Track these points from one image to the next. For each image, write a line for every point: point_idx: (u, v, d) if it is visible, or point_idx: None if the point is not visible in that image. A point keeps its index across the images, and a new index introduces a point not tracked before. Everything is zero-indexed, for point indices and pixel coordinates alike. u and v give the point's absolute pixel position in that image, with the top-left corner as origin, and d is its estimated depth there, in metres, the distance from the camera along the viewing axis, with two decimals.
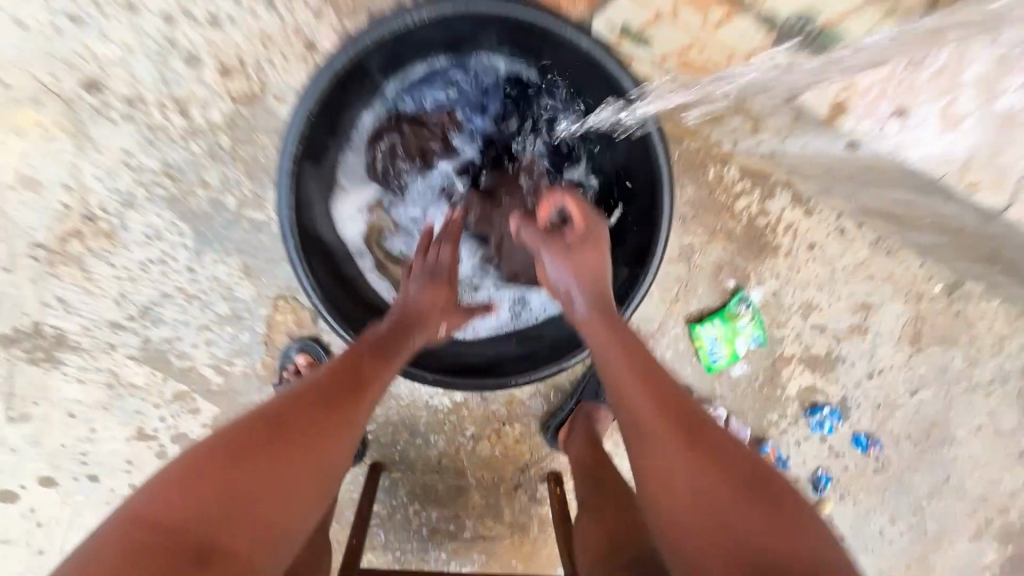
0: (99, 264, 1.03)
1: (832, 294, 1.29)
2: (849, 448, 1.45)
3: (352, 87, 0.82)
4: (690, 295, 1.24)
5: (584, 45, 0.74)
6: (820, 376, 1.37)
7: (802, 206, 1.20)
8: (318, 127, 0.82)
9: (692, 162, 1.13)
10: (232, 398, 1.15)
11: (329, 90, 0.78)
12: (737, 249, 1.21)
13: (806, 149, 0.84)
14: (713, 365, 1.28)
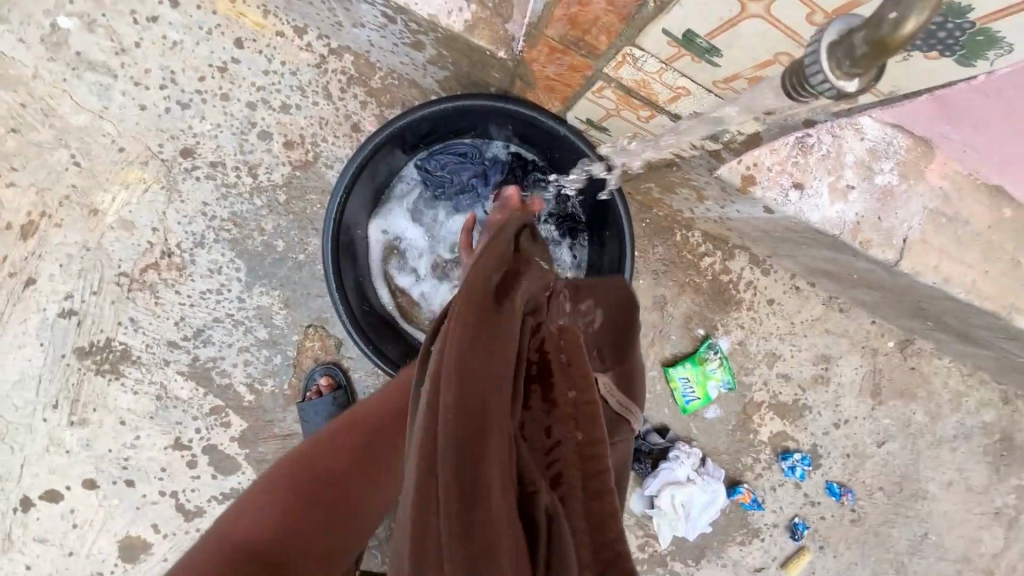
0: (168, 291, 1.25)
1: (794, 346, 1.45)
2: (824, 496, 1.54)
3: (385, 154, 1.06)
4: (663, 340, 1.41)
5: (564, 130, 0.98)
6: (790, 423, 1.49)
7: (759, 267, 1.40)
8: (361, 182, 1.04)
9: (662, 226, 1.35)
10: (260, 413, 1.33)
11: (371, 154, 1.01)
12: (705, 302, 1.40)
13: (741, 214, 1.05)
14: (688, 406, 1.43)
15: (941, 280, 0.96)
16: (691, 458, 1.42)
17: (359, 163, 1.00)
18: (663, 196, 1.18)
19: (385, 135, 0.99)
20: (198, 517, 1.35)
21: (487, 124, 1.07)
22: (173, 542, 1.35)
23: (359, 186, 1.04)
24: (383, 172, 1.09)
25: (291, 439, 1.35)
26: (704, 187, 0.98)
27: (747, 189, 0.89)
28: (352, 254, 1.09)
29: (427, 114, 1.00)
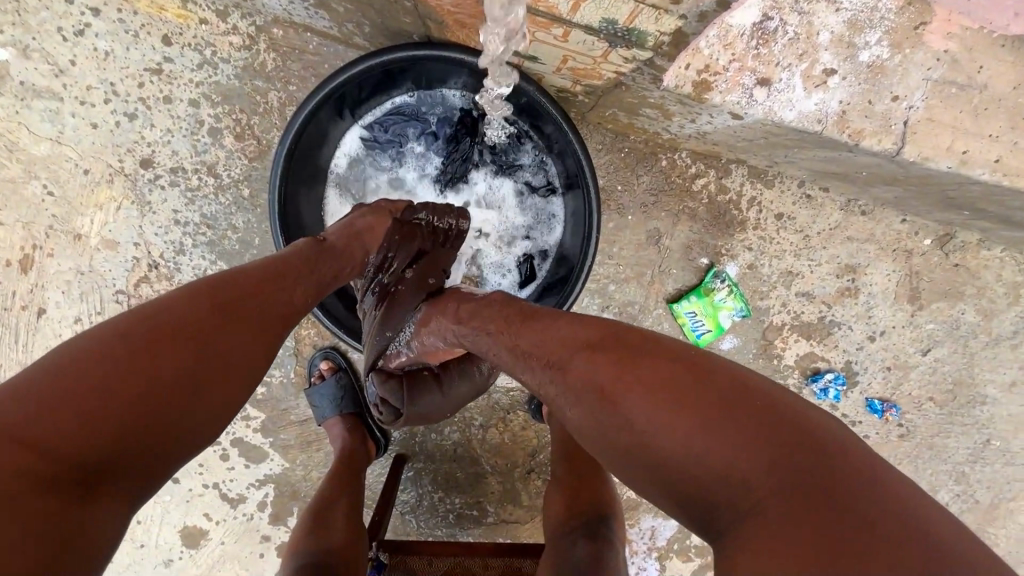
0: None
1: (812, 260, 1.32)
2: (865, 414, 1.43)
3: (320, 126, 1.00)
4: (663, 276, 1.32)
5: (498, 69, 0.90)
6: (817, 343, 1.38)
7: (761, 180, 1.26)
8: (299, 164, 0.99)
9: (643, 154, 1.23)
10: (275, 403, 1.38)
11: (301, 132, 0.96)
12: (704, 228, 1.28)
13: (715, 127, 0.93)
14: (700, 341, 1.34)
15: (959, 162, 0.81)
16: None
17: (291, 144, 0.95)
18: (630, 120, 1.07)
19: (309, 110, 0.93)
20: (242, 503, 1.45)
21: (420, 76, 1.01)
22: (225, 528, 1.46)
23: (296, 165, 0.99)
24: (323, 145, 1.04)
25: (309, 423, 1.39)
26: (663, 103, 0.87)
27: (702, 97, 0.77)
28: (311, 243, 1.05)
29: (350, 79, 0.93)
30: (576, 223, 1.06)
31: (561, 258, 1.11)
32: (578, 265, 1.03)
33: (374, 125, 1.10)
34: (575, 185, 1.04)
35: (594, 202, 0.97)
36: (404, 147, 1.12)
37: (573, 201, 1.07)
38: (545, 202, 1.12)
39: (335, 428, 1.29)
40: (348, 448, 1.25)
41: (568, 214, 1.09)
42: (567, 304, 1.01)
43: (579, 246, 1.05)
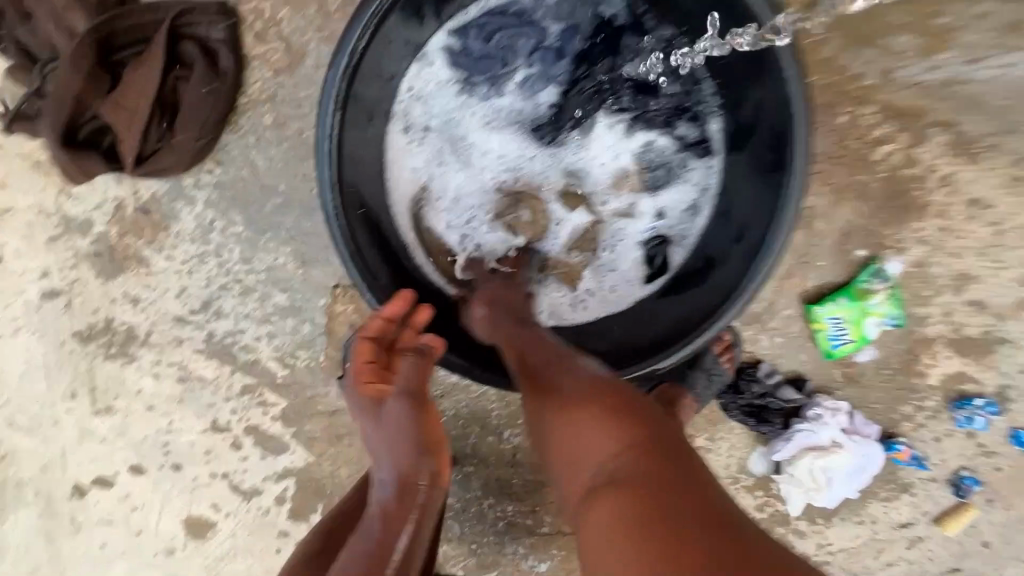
0: (157, 258, 1.00)
1: (997, 262, 1.03)
2: (1005, 446, 1.19)
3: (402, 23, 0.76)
4: (806, 269, 1.02)
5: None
6: (972, 363, 1.12)
7: (964, 153, 0.94)
8: (357, 74, 0.74)
9: (813, 105, 0.91)
10: (299, 390, 1.11)
11: (379, 26, 0.72)
12: (872, 212, 0.97)
13: None
14: (835, 352, 1.07)
15: None
16: (835, 415, 1.10)
17: (364, 39, 0.71)
18: None
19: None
20: (257, 496, 1.21)
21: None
22: (236, 521, 1.22)
23: (364, 75, 0.74)
24: (399, 53, 0.79)
25: (340, 415, 1.13)
26: None
27: None
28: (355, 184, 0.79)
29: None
30: (753, 192, 0.82)
31: (714, 235, 0.87)
32: (760, 244, 0.79)
33: (469, 35, 0.84)
34: (758, 135, 0.79)
35: (796, 155, 0.74)
36: (505, 70, 0.87)
37: (750, 159, 0.82)
38: (694, 166, 0.88)
39: None
40: None
41: (734, 180, 0.85)
42: (736, 300, 0.80)
43: (761, 215, 0.80)
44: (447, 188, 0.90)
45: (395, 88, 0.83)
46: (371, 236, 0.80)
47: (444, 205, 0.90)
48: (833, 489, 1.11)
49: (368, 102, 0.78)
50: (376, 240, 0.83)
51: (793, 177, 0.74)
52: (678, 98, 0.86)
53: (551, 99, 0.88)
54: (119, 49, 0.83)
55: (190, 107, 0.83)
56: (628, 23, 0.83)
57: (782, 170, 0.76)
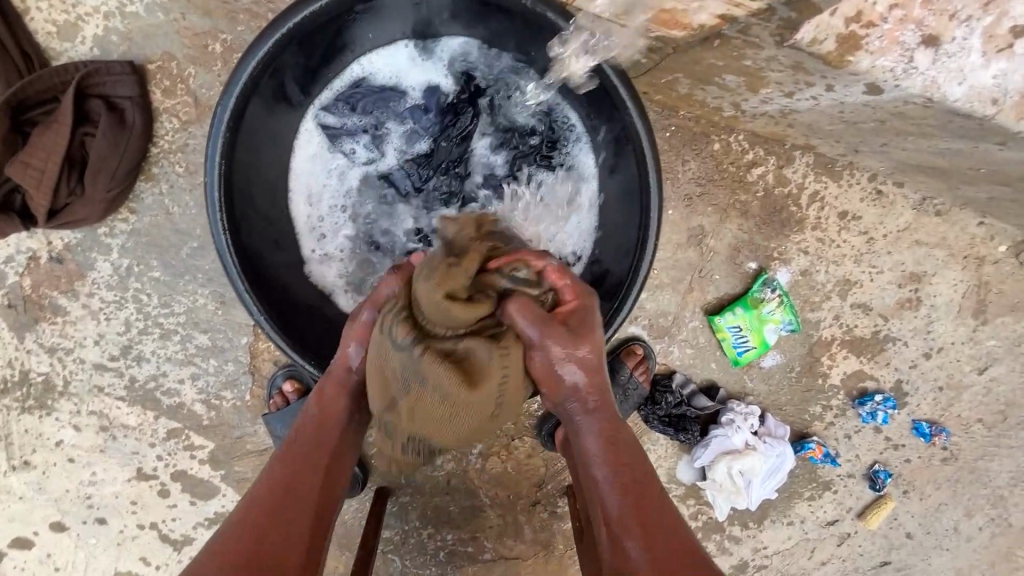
0: (72, 306, 1.01)
1: (873, 267, 1.13)
2: (910, 438, 1.27)
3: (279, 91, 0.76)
4: (704, 283, 1.10)
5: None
6: (868, 361, 1.20)
7: (828, 171, 1.05)
8: (243, 139, 0.73)
9: (689, 133, 1.01)
10: (226, 431, 1.10)
11: (248, 101, 0.71)
12: (755, 227, 1.07)
13: (821, 102, 0.71)
14: (740, 359, 1.14)
15: None
16: (748, 419, 1.16)
17: (235, 111, 0.70)
18: (692, 90, 0.83)
19: (263, 57, 0.67)
20: (187, 546, 1.17)
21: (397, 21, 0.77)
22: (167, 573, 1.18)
23: (244, 145, 0.74)
24: (274, 123, 0.80)
25: (268, 454, 1.12)
26: (764, 65, 0.66)
27: (844, 59, 0.57)
28: (259, 249, 0.80)
29: (322, 13, 0.68)
30: (625, 218, 0.81)
31: (609, 226, 0.85)
32: (635, 236, 0.78)
33: (336, 102, 0.85)
34: (618, 137, 0.76)
35: (649, 155, 0.72)
36: (381, 128, 0.88)
37: (617, 160, 0.80)
38: (584, 159, 0.86)
39: None
40: None
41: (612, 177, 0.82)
42: (629, 294, 0.77)
43: (631, 209, 0.79)
44: (342, 249, 0.89)
45: (283, 156, 0.84)
46: (281, 302, 0.81)
47: (338, 264, 0.89)
48: (752, 492, 1.17)
49: (250, 171, 0.78)
50: (294, 307, 0.82)
51: (649, 207, 0.74)
52: (547, 134, 0.87)
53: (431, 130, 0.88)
54: (28, 109, 0.85)
55: (98, 160, 0.86)
56: (488, 74, 0.85)
57: (639, 175, 0.75)
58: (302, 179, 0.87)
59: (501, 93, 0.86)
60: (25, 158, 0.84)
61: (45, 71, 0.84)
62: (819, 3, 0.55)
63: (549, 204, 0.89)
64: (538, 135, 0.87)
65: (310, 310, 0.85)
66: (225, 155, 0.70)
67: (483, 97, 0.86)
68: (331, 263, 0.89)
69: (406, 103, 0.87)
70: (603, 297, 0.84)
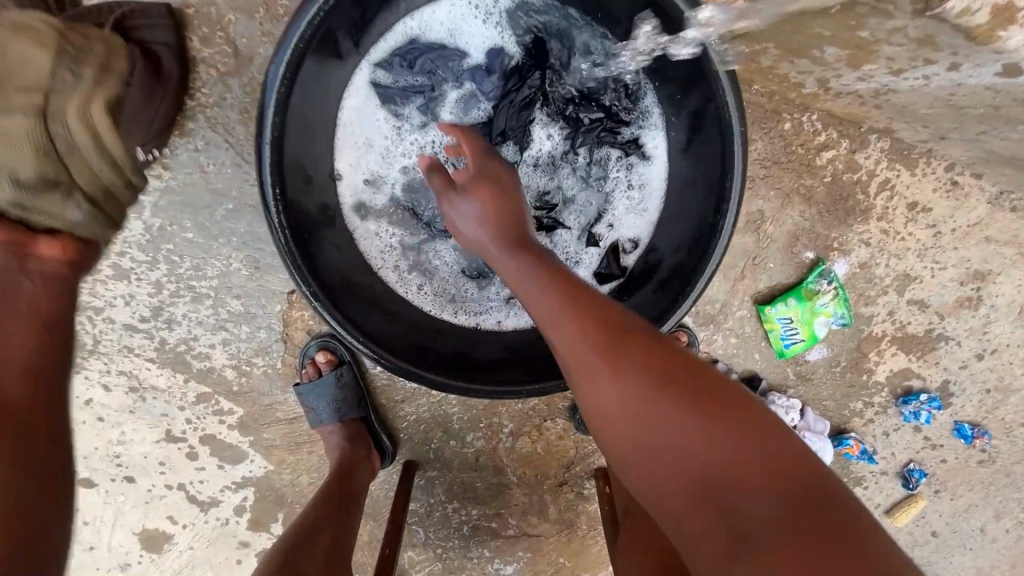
0: (102, 264, 0.97)
1: (936, 263, 1.07)
2: (949, 439, 1.24)
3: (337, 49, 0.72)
4: (756, 271, 1.05)
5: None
6: (916, 359, 1.16)
7: (902, 159, 0.98)
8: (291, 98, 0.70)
9: (759, 110, 0.94)
10: (256, 397, 1.08)
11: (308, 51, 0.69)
12: (818, 215, 1.01)
13: (932, 82, 0.65)
14: (786, 351, 1.09)
15: None
16: (788, 413, 1.13)
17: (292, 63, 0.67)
18: (777, 62, 0.76)
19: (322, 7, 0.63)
20: (214, 507, 1.16)
21: None
22: (193, 533, 1.18)
23: (300, 100, 0.72)
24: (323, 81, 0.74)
25: (298, 423, 1.10)
26: (879, 37, 0.59)
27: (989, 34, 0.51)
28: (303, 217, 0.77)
29: None
30: (696, 206, 0.76)
31: (675, 216, 0.80)
32: (709, 227, 0.73)
33: (392, 58, 0.79)
34: (704, 117, 0.71)
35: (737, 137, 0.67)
36: (435, 92, 0.81)
37: (698, 144, 0.74)
38: (654, 139, 0.80)
39: (330, 436, 1.04)
40: (344, 464, 0.99)
41: (688, 163, 0.77)
42: (696, 289, 0.74)
43: (707, 200, 0.74)
44: (386, 219, 0.86)
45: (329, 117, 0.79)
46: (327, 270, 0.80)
47: (379, 235, 0.86)
48: None
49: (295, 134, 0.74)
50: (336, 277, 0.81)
51: (729, 197, 0.70)
52: (617, 109, 0.80)
53: (491, 95, 0.81)
54: None
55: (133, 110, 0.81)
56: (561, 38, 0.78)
57: (724, 162, 0.70)
58: (348, 142, 0.82)
59: (572, 58, 0.79)
60: None
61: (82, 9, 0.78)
62: None
63: (611, 186, 0.83)
64: (607, 108, 0.80)
65: (350, 283, 0.82)
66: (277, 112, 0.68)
67: (553, 60, 0.79)
68: (375, 233, 0.86)
69: (470, 64, 0.80)
70: (661, 290, 0.80)
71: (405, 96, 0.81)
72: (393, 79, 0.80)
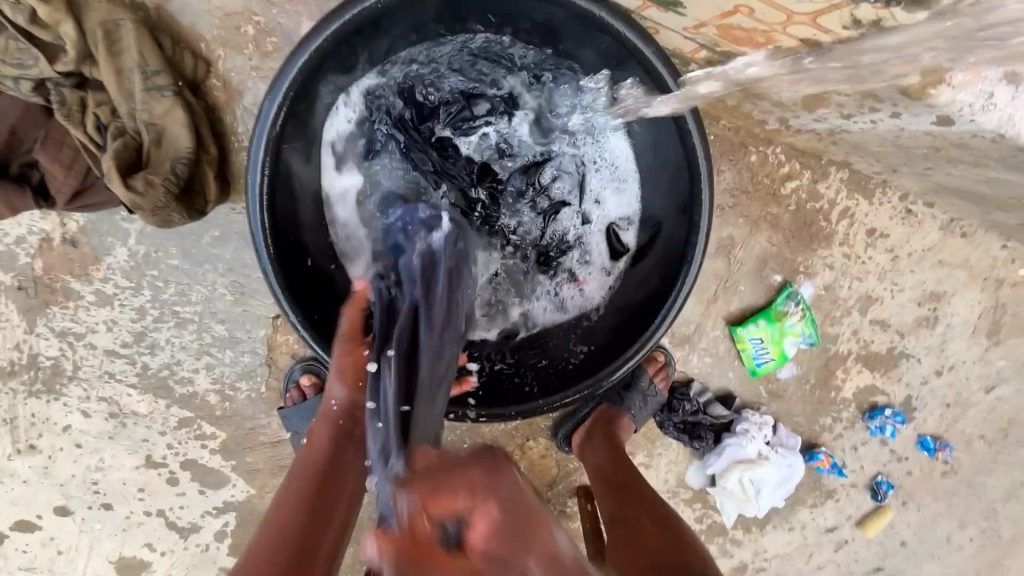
0: (85, 291, 0.98)
1: (895, 285, 1.13)
2: (913, 451, 1.30)
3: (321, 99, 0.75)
4: (728, 293, 1.10)
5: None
6: (880, 376, 1.22)
7: (861, 188, 1.04)
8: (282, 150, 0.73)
9: (727, 142, 0.99)
10: (239, 421, 1.08)
11: (298, 100, 0.70)
12: (784, 240, 1.06)
13: (879, 127, 0.71)
14: (758, 369, 1.15)
15: None
16: (762, 429, 1.18)
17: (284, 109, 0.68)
18: (741, 103, 0.82)
19: (298, 68, 0.66)
20: (195, 533, 1.15)
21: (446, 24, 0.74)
22: (172, 559, 1.16)
23: (289, 156, 0.74)
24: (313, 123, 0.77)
25: (282, 446, 1.11)
26: (829, 87, 0.65)
27: (924, 92, 0.57)
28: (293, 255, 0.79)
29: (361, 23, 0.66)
30: (675, 203, 0.79)
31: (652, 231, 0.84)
32: (680, 251, 0.79)
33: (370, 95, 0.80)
34: (677, 159, 0.76)
35: (702, 179, 0.73)
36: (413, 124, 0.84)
37: (669, 175, 0.79)
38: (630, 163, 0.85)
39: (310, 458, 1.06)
40: None
41: (657, 192, 0.82)
42: (674, 294, 0.79)
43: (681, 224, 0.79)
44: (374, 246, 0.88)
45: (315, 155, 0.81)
46: (337, 327, 0.82)
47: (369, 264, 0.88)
48: (761, 499, 1.19)
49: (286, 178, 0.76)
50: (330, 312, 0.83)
51: (698, 231, 0.75)
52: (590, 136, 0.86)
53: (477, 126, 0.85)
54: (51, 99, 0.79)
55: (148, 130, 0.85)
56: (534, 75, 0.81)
57: (694, 196, 0.75)
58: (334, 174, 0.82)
59: (552, 95, 0.82)
60: (62, 140, 0.82)
61: (71, 32, 0.75)
62: None
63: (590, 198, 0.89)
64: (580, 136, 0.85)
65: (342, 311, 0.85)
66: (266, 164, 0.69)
67: (527, 95, 0.83)
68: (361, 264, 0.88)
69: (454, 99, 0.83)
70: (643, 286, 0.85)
71: (383, 127, 0.83)
72: (370, 114, 0.82)
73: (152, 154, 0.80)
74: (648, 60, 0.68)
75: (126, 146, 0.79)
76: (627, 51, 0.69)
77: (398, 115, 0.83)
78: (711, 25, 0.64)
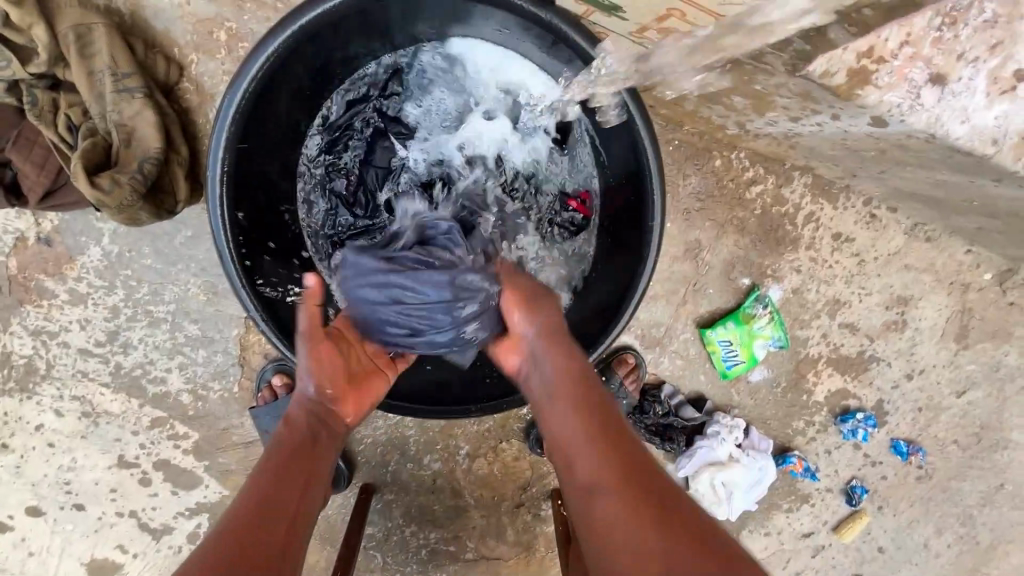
0: (59, 290, 0.99)
1: (863, 289, 1.15)
2: (887, 455, 1.30)
3: (274, 111, 0.77)
4: (697, 296, 1.12)
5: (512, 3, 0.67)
6: (851, 379, 1.23)
7: (824, 193, 1.07)
8: (246, 162, 0.76)
9: (692, 148, 1.02)
10: (211, 422, 1.09)
11: (255, 108, 0.72)
12: (751, 243, 1.09)
13: (825, 129, 0.73)
14: (728, 372, 1.15)
15: None
16: (733, 432, 1.18)
17: (239, 118, 0.70)
18: (698, 107, 0.84)
19: (241, 75, 0.68)
20: (166, 535, 1.15)
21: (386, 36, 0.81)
22: (144, 562, 1.16)
23: (246, 169, 0.76)
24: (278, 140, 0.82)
25: (254, 447, 1.11)
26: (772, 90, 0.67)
27: (852, 93, 0.59)
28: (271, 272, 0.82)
29: (300, 28, 0.68)
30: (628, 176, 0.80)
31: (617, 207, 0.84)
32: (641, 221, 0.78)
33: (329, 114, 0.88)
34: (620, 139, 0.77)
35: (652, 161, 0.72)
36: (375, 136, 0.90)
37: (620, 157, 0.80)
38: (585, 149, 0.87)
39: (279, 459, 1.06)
40: None
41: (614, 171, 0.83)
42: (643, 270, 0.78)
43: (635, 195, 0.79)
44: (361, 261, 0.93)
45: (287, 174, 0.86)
46: None
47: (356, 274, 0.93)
48: (733, 503, 1.20)
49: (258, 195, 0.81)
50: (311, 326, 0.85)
51: (653, 206, 0.75)
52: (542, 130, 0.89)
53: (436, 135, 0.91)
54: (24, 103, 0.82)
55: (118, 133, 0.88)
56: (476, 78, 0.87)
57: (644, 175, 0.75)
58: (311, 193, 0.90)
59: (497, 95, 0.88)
60: (36, 141, 0.84)
61: (44, 36, 0.78)
62: (834, 37, 0.58)
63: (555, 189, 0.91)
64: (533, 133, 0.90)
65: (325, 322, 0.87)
66: (227, 174, 0.72)
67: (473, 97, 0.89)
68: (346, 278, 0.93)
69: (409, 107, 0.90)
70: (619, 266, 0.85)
71: (346, 143, 0.90)
72: (332, 136, 0.89)
73: (121, 154, 0.82)
74: (583, 51, 0.68)
75: (95, 147, 0.82)
76: (567, 45, 0.70)
77: (360, 132, 0.90)
78: (654, 28, 0.67)
